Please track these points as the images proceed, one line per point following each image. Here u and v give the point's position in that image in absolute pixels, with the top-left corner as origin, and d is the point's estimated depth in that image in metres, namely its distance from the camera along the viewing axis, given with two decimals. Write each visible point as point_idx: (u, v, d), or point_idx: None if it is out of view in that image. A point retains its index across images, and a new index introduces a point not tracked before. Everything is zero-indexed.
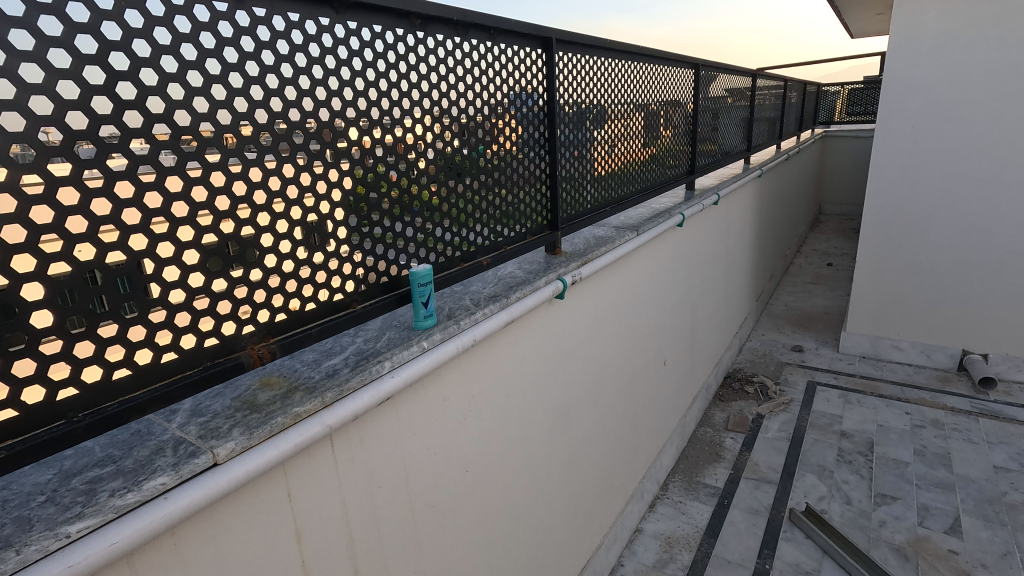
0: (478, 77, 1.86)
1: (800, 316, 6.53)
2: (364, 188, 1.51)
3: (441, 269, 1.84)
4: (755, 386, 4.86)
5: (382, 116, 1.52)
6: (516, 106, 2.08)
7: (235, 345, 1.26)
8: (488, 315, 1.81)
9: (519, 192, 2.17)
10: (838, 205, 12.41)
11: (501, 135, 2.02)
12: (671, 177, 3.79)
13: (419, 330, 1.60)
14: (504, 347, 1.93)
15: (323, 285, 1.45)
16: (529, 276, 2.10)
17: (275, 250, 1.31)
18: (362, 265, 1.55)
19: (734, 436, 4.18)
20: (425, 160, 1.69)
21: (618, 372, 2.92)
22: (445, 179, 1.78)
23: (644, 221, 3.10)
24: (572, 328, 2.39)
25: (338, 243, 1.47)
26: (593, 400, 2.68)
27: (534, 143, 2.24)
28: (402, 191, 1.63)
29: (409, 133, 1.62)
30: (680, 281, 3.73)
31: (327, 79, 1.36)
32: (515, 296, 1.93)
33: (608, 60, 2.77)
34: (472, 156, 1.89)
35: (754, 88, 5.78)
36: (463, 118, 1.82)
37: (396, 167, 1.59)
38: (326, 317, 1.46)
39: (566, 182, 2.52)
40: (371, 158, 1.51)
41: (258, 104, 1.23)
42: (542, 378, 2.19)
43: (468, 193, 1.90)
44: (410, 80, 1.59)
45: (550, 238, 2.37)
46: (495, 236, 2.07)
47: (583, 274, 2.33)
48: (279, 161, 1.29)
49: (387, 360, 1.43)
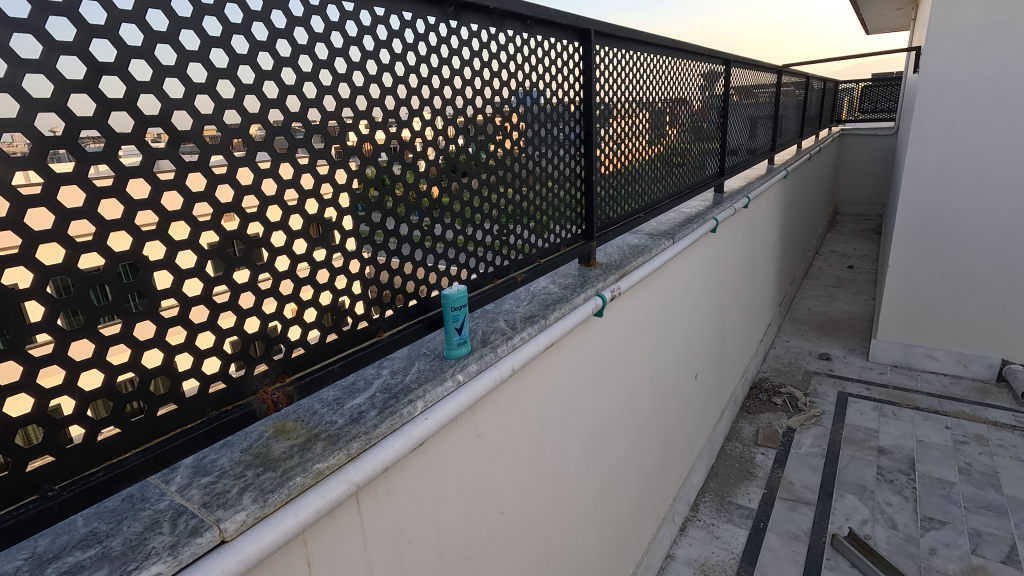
0: (513, 73, 1.67)
1: (824, 321, 6.30)
2: (388, 196, 1.30)
3: (474, 287, 1.65)
4: (783, 397, 4.65)
5: (412, 116, 1.33)
6: (545, 102, 1.86)
7: (248, 387, 1.07)
8: (526, 339, 1.62)
9: (553, 196, 2.00)
10: (855, 205, 12.11)
11: (505, 135, 1.68)
12: (700, 179, 3.63)
13: (451, 359, 1.42)
14: (542, 373, 1.74)
15: (346, 312, 1.26)
16: (566, 293, 1.91)
17: (293, 273, 1.12)
18: (390, 287, 1.36)
19: (765, 451, 3.98)
20: (451, 161, 1.48)
21: (651, 390, 2.73)
22: (449, 178, 1.49)
23: (678, 227, 2.91)
24: (609, 347, 2.19)
25: (362, 263, 1.27)
26: (627, 422, 2.48)
27: (569, 143, 2.05)
28: (432, 200, 1.43)
29: (438, 133, 1.43)
30: (711, 289, 3.52)
31: (351, 74, 1.17)
32: (553, 316, 1.75)
33: (640, 54, 2.59)
34: (476, 155, 1.57)
35: (777, 86, 5.58)
36: (466, 113, 1.51)
37: (425, 172, 1.40)
38: (347, 350, 1.27)
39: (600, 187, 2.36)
40: (398, 165, 1.32)
41: (272, 103, 1.03)
42: (577, 403, 2.00)
43: (469, 194, 1.57)
44: (440, 76, 1.40)
45: (585, 249, 2.19)
46: (529, 248, 1.89)
47: (622, 288, 2.14)
48: (297, 170, 1.09)
49: (420, 400, 1.25)
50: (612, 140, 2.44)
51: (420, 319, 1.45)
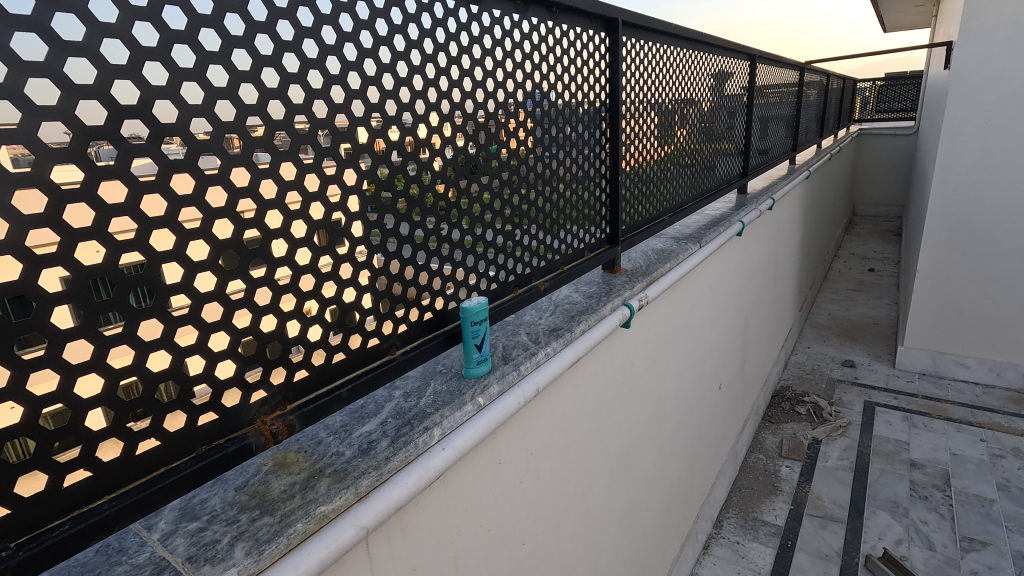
0: (537, 64, 1.53)
1: (846, 326, 6.11)
2: (402, 197, 1.16)
3: (494, 298, 1.53)
4: (807, 406, 4.48)
5: (428, 110, 1.18)
6: (566, 97, 1.70)
7: (243, 417, 0.93)
8: (550, 355, 1.48)
9: (574, 194, 1.84)
10: (872, 206, 11.86)
11: (514, 140, 1.50)
12: (722, 180, 3.50)
13: (470, 379, 1.29)
14: (568, 392, 1.60)
15: (355, 328, 1.11)
16: (592, 303, 1.78)
17: (295, 286, 0.98)
18: (403, 300, 1.22)
19: (790, 464, 3.81)
20: (469, 159, 1.34)
21: (676, 404, 2.57)
22: (457, 178, 1.30)
23: (703, 230, 2.76)
24: (637, 359, 2.04)
25: (372, 274, 1.13)
26: (652, 438, 2.33)
27: (593, 142, 1.90)
28: (449, 203, 1.29)
29: (455, 130, 1.29)
30: (736, 295, 3.37)
31: (362, 61, 1.03)
32: (579, 328, 1.61)
33: (664, 47, 2.45)
34: (489, 154, 1.41)
35: (799, 83, 5.41)
36: (473, 115, 1.33)
37: (441, 170, 1.25)
38: (354, 371, 1.11)
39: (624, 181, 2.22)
40: (413, 163, 1.17)
41: (273, 94, 0.89)
42: (603, 421, 1.85)
43: (483, 194, 1.40)
44: (459, 66, 1.26)
45: (610, 255, 2.05)
46: (551, 255, 1.75)
47: (650, 296, 1.99)
48: (301, 170, 0.95)
49: (437, 428, 1.12)
50: (636, 138, 2.31)
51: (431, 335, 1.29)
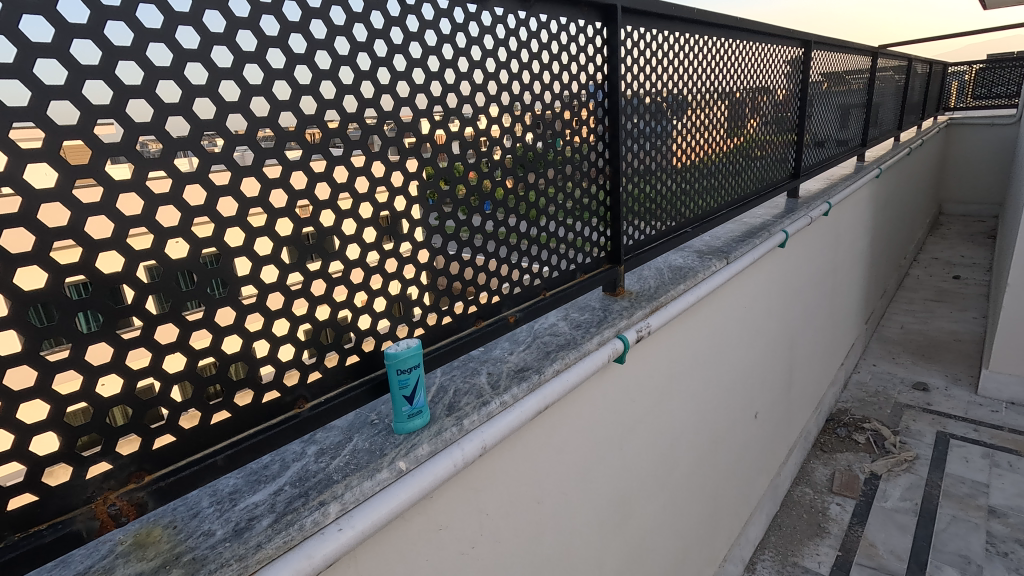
0: (502, 63, 1.29)
1: (921, 343, 5.45)
2: (311, 225, 0.99)
3: (449, 333, 1.32)
4: (866, 435, 4.00)
5: (381, 120, 1.06)
6: (555, 99, 1.47)
7: (78, 495, 0.78)
8: (510, 404, 1.27)
9: (581, 191, 1.65)
10: (964, 204, 10.65)
11: (578, 133, 1.58)
12: (773, 182, 3.13)
13: (400, 434, 1.11)
14: (538, 442, 1.37)
15: (243, 382, 0.95)
16: (577, 336, 1.54)
17: (149, 338, 0.82)
18: (315, 342, 1.05)
19: (841, 502, 3.39)
20: (536, 153, 1.45)
21: (696, 439, 2.28)
22: (523, 172, 1.42)
23: (735, 243, 2.45)
24: (637, 395, 1.79)
25: (271, 318, 0.97)
26: (663, 479, 2.07)
27: (582, 149, 1.61)
28: (378, 233, 1.12)
29: (424, 139, 1.16)
30: (779, 312, 3.00)
31: (242, 68, 0.86)
32: (551, 369, 1.38)
33: (700, 34, 2.11)
34: (555, 148, 1.51)
35: (873, 71, 4.82)
36: (537, 108, 1.42)
37: (369, 191, 1.08)
38: (240, 434, 0.96)
39: (632, 180, 1.87)
40: (325, 183, 1.00)
41: (101, 112, 0.73)
42: (594, 467, 1.61)
43: (547, 187, 1.51)
44: (391, 67, 1.06)
45: (611, 274, 1.79)
46: (530, 280, 1.53)
47: (653, 325, 1.73)
48: (151, 201, 0.79)
49: (335, 503, 0.93)
50: (687, 133, 2.16)
51: (343, 385, 1.11)
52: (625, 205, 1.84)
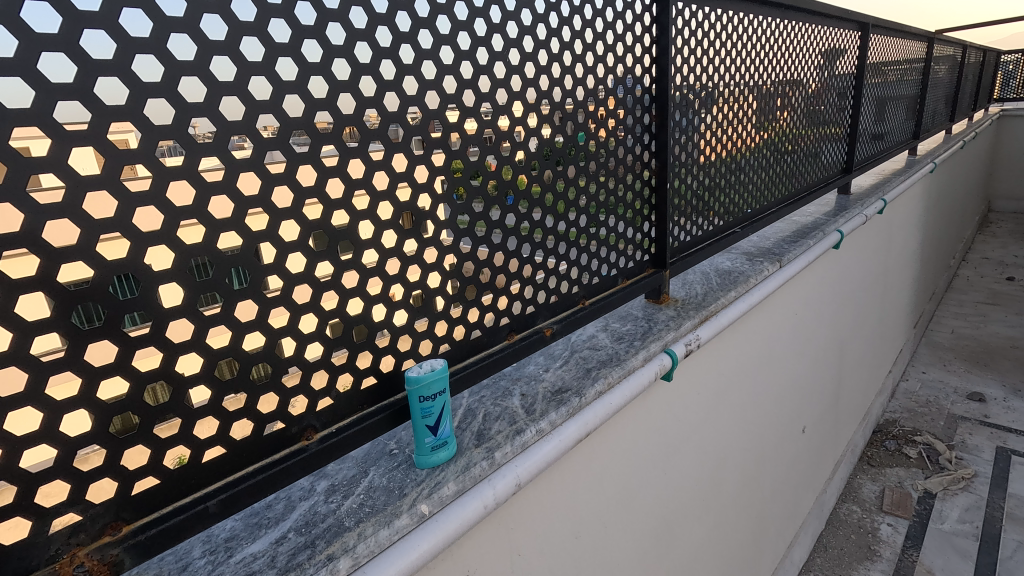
0: (541, 42, 1.13)
1: (975, 349, 5.11)
2: (320, 228, 0.85)
3: (478, 349, 1.18)
4: (918, 449, 3.74)
5: (404, 106, 0.91)
6: (600, 85, 1.31)
7: (40, 554, 0.66)
8: (548, 431, 1.11)
9: (626, 188, 1.48)
10: (1013, 200, 10.09)
11: (623, 123, 1.42)
12: (823, 177, 2.92)
13: (423, 468, 0.96)
14: (578, 471, 1.22)
15: (240, 413, 0.81)
16: (620, 351, 1.38)
17: (126, 365, 0.68)
18: (326, 366, 0.91)
19: (893, 522, 3.16)
20: (577, 145, 1.29)
21: (742, 456, 2.10)
22: (563, 167, 1.26)
23: (786, 244, 2.25)
24: (683, 415, 1.62)
25: (273, 338, 0.83)
26: (707, 502, 1.89)
27: (628, 142, 1.45)
28: (399, 238, 0.97)
29: (452, 129, 1.00)
30: (829, 319, 2.79)
31: (238, 42, 0.71)
32: (593, 391, 1.22)
33: (749, 17, 1.94)
34: (600, 140, 1.35)
35: (927, 58, 4.50)
36: (580, 94, 1.26)
37: (389, 189, 0.93)
38: (236, 473, 0.82)
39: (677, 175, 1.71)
40: (338, 180, 0.86)
41: (64, 91, 0.60)
42: (635, 495, 1.45)
43: (590, 184, 1.35)
44: (416, 44, 0.91)
45: (655, 280, 1.62)
46: (568, 287, 1.37)
47: (703, 338, 1.56)
48: (126, 201, 0.65)
49: (346, 558, 0.79)
50: (736, 124, 1.98)
51: (358, 412, 0.97)
52: (671, 203, 1.68)
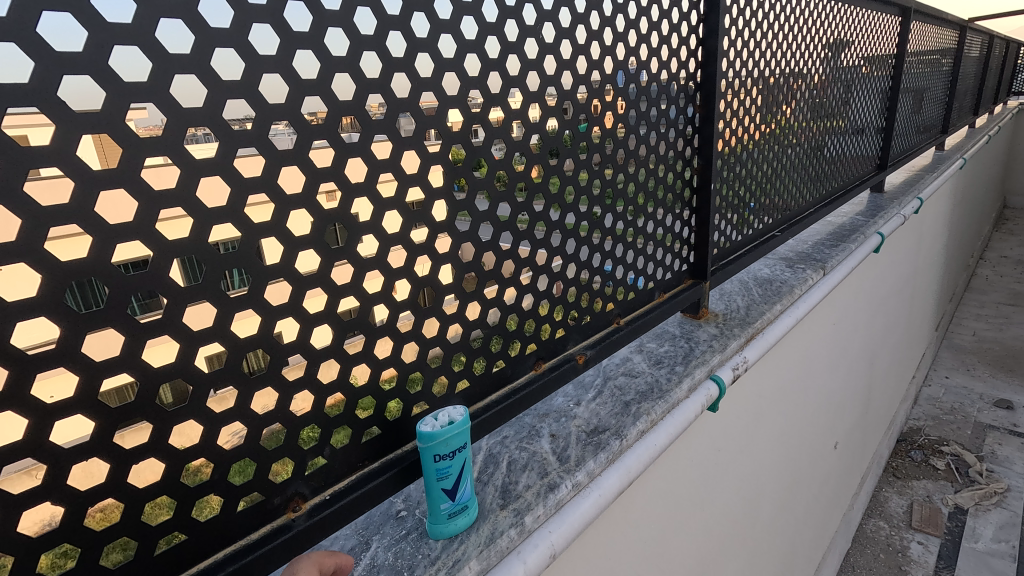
0: (579, 15, 0.95)
1: (1000, 354, 4.91)
2: (310, 247, 0.68)
3: (500, 383, 1.00)
4: (946, 460, 3.57)
5: (417, 92, 0.74)
6: (644, 72, 1.13)
7: None
8: (586, 484, 0.92)
9: (667, 189, 1.30)
10: None
11: (667, 114, 1.23)
12: (858, 175, 2.72)
13: (437, 539, 0.78)
14: (615, 524, 1.04)
15: (205, 488, 0.64)
16: (661, 379, 1.19)
17: (41, 443, 0.51)
18: (317, 419, 0.73)
19: (923, 540, 2.99)
20: (617, 140, 1.10)
21: (778, 481, 1.93)
22: (601, 165, 1.08)
23: (826, 248, 2.07)
24: (723, 445, 1.44)
25: (248, 391, 0.66)
26: (743, 535, 1.72)
27: (671, 136, 1.26)
28: (409, 254, 0.79)
29: (475, 120, 0.83)
30: (864, 327, 2.60)
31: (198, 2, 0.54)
32: (636, 431, 1.03)
33: None
34: (641, 133, 1.16)
35: (958, 48, 4.27)
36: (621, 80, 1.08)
37: (397, 195, 0.75)
38: (202, 561, 0.66)
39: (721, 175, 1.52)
40: (334, 184, 0.68)
41: None
42: (673, 540, 1.28)
43: (629, 185, 1.17)
44: (432, 14, 0.74)
45: (695, 293, 1.44)
46: (602, 304, 1.20)
47: (751, 359, 1.37)
48: (39, 219, 0.48)
49: None
50: (780, 116, 1.78)
51: (358, 471, 0.80)
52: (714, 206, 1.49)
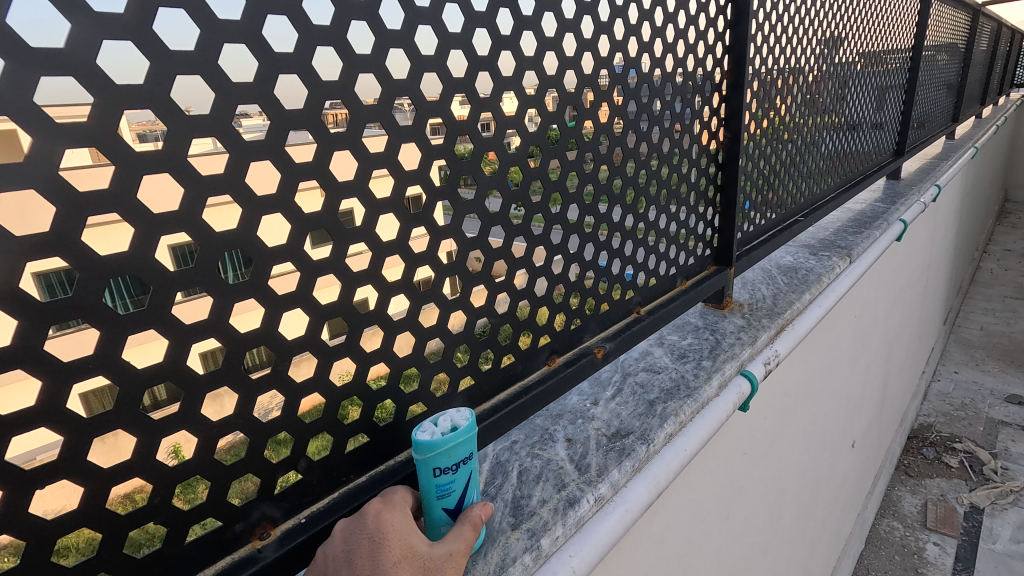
0: None
1: (1008, 348, 4.82)
2: (278, 211, 0.54)
3: (508, 380, 0.87)
4: (959, 458, 3.47)
5: (411, 23, 0.60)
6: (670, 28, 1.00)
7: None
8: (610, 499, 0.79)
9: (691, 164, 1.16)
10: None
11: (693, 78, 1.09)
12: (875, 161, 2.60)
13: None
14: (640, 540, 0.91)
15: (140, 516, 0.51)
16: (687, 375, 1.05)
17: None
18: (286, 427, 0.60)
19: (939, 541, 2.89)
20: (640, 105, 0.97)
21: (799, 484, 1.81)
22: (623, 133, 0.95)
23: (849, 235, 1.94)
24: (748, 447, 1.32)
25: (197, 393, 0.52)
26: (765, 541, 1.61)
27: (697, 104, 1.13)
28: (403, 226, 0.66)
29: (481, 67, 0.69)
30: (882, 320, 2.48)
31: None
32: (664, 434, 0.90)
33: None
34: (666, 98, 1.03)
35: (968, 35, 4.15)
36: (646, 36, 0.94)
37: (388, 153, 0.62)
38: None
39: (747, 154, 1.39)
40: (308, 133, 0.55)
41: None
42: (698, 552, 1.16)
43: (652, 157, 1.03)
44: None
45: (719, 280, 1.31)
46: (620, 291, 1.07)
47: (782, 353, 1.24)
48: None
49: None
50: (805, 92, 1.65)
51: (342, 487, 0.67)
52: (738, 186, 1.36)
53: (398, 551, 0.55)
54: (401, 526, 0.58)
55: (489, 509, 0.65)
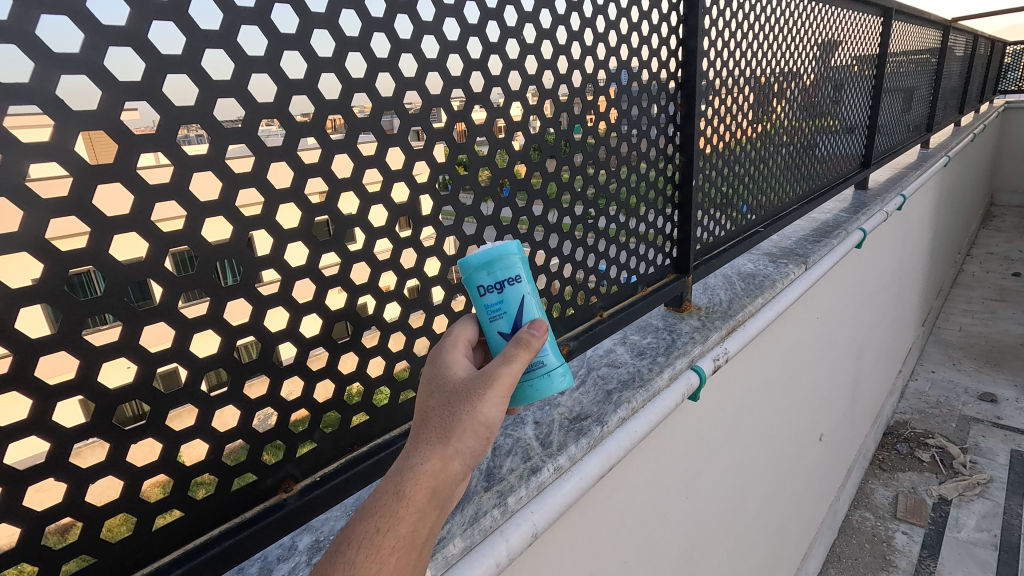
0: (561, 16, 0.98)
1: (985, 348, 5.00)
2: (298, 240, 0.70)
3: None
4: (930, 453, 3.64)
5: (401, 90, 0.77)
6: (625, 71, 1.16)
7: None
8: (568, 468, 0.96)
9: (649, 185, 1.33)
10: (1013, 194, 10.01)
11: (647, 113, 1.26)
12: (842, 173, 2.77)
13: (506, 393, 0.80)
14: (597, 507, 1.08)
15: (197, 470, 0.68)
16: (643, 369, 1.23)
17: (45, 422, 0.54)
18: (307, 403, 0.77)
19: (907, 530, 3.05)
20: (598, 137, 1.13)
21: (763, 471, 1.98)
22: (582, 162, 1.11)
23: (809, 244, 2.11)
24: (706, 434, 1.49)
25: (239, 378, 0.69)
26: (728, 521, 1.78)
27: (652, 135, 1.30)
28: (395, 247, 0.83)
29: (457, 119, 0.86)
30: (848, 322, 2.65)
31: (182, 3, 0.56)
32: (616, 418, 1.06)
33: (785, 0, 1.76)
34: (622, 130, 1.20)
35: (942, 48, 4.33)
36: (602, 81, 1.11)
37: (383, 191, 0.78)
38: (198, 538, 0.70)
39: (706, 172, 1.56)
40: (321, 179, 0.71)
41: None
42: (657, 525, 1.33)
43: (611, 181, 1.20)
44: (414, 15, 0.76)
45: (678, 286, 1.48)
46: (585, 296, 1.23)
47: (731, 351, 1.41)
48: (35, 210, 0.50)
49: None
50: (767, 113, 1.81)
51: (348, 454, 0.84)
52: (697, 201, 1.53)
53: (436, 379, 0.62)
54: (446, 358, 0.65)
55: (537, 331, 0.68)
